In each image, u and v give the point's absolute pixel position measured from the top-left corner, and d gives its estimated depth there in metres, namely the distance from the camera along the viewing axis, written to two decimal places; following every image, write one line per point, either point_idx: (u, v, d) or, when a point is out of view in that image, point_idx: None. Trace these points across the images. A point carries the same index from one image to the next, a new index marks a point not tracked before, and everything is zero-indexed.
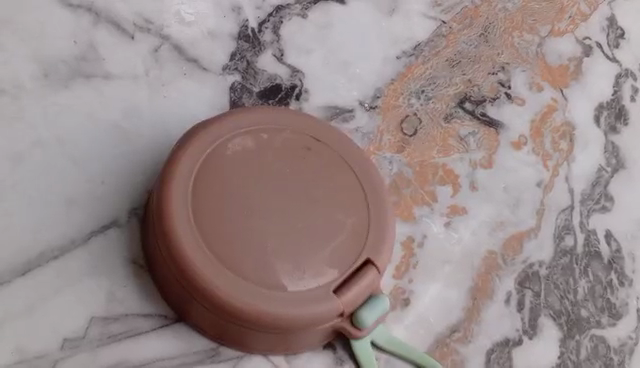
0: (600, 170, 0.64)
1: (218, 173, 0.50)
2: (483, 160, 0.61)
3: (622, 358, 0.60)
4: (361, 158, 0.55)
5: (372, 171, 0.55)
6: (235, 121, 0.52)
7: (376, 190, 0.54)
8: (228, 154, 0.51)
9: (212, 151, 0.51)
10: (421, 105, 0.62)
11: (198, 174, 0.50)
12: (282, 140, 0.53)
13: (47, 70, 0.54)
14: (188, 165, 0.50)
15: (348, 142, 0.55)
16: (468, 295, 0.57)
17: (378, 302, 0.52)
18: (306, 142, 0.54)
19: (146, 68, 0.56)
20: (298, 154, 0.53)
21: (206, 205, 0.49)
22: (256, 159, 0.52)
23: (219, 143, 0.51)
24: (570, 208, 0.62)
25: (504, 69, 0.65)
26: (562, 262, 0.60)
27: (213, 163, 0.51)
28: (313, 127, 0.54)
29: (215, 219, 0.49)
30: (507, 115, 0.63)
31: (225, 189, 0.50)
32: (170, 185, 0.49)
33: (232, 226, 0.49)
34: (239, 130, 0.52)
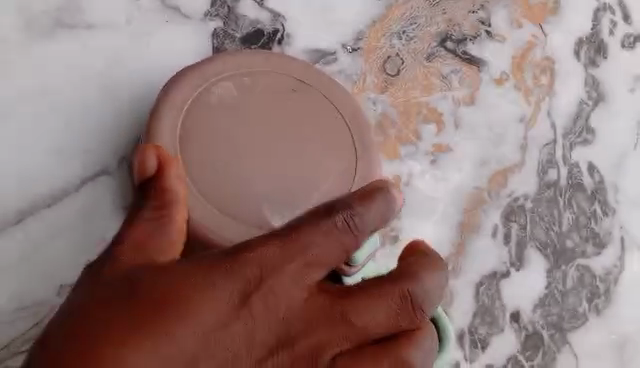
0: (581, 104, 0.65)
1: (204, 121, 0.50)
2: (466, 97, 0.62)
3: (607, 286, 0.62)
4: (343, 96, 0.55)
5: (358, 112, 0.55)
6: (218, 66, 0.52)
7: (360, 127, 0.55)
8: (212, 101, 0.51)
9: (195, 98, 0.51)
10: (403, 46, 0.61)
11: (184, 121, 0.50)
12: (264, 83, 0.53)
13: (29, 22, 0.53)
14: (173, 114, 0.50)
15: (332, 83, 0.55)
16: (456, 230, 0.59)
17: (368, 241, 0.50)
18: (288, 82, 0.54)
19: (128, 16, 0.55)
20: (281, 96, 0.53)
21: (195, 153, 0.50)
22: (241, 104, 0.52)
23: (203, 90, 0.51)
24: (553, 142, 0.63)
25: (484, 7, 0.64)
26: (547, 194, 0.61)
27: (198, 110, 0.51)
28: (293, 67, 0.54)
29: (204, 166, 0.50)
30: (488, 52, 0.63)
31: (213, 135, 0.50)
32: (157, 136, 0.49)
33: (222, 173, 0.50)
34: (223, 76, 0.52)
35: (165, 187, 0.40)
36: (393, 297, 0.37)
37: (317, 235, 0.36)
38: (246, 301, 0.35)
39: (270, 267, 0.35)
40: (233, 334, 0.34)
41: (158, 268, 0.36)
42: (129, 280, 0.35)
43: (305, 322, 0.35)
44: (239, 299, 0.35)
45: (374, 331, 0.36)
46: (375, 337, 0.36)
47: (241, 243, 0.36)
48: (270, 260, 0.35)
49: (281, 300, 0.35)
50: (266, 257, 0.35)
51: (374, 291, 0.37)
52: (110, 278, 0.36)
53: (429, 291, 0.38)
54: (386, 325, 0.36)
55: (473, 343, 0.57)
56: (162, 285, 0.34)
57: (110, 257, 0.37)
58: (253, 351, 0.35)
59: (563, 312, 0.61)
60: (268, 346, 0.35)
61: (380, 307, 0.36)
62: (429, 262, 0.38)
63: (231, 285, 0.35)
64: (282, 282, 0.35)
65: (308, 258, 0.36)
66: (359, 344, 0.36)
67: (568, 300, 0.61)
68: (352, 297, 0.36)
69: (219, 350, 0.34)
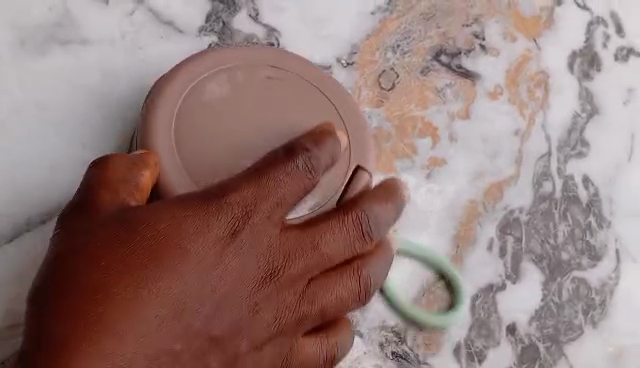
0: (575, 117, 0.65)
1: (198, 114, 0.51)
2: (461, 111, 0.62)
3: (603, 298, 0.62)
4: (336, 88, 0.55)
5: (353, 106, 0.55)
6: (212, 60, 0.52)
7: (353, 118, 0.55)
8: (206, 95, 0.51)
9: (189, 92, 0.51)
10: (397, 60, 0.62)
11: (177, 114, 0.50)
12: (258, 75, 0.53)
13: (24, 38, 0.53)
14: (166, 108, 0.50)
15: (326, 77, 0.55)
16: (452, 242, 0.59)
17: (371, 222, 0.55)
18: (283, 75, 0.54)
19: (122, 32, 0.56)
20: (275, 90, 0.53)
21: (188, 145, 0.50)
22: (234, 97, 0.52)
23: (197, 85, 0.51)
24: (548, 154, 0.63)
25: (478, 20, 0.64)
26: (542, 207, 0.62)
27: (192, 104, 0.51)
28: (287, 59, 0.54)
29: (199, 157, 0.50)
30: (482, 66, 0.64)
31: (206, 128, 0.51)
32: (151, 130, 0.49)
33: (213, 164, 0.50)
34: (217, 70, 0.52)
35: (122, 156, 0.45)
36: (351, 224, 0.47)
37: (281, 177, 0.44)
38: (233, 235, 0.43)
39: (248, 206, 0.43)
40: (231, 262, 0.43)
41: (140, 211, 0.42)
42: (120, 222, 0.41)
43: (283, 252, 0.44)
44: (229, 234, 0.43)
45: (336, 255, 0.46)
46: (339, 259, 0.47)
47: (218, 186, 0.44)
48: (247, 201, 0.43)
49: (263, 232, 0.44)
50: (244, 197, 0.43)
51: (334, 220, 0.47)
52: (95, 224, 0.41)
53: (381, 216, 0.48)
54: (349, 247, 0.47)
55: (470, 356, 0.57)
56: (162, 228, 0.41)
57: (92, 202, 0.42)
58: (249, 275, 0.43)
59: (559, 324, 0.60)
60: (260, 272, 0.44)
61: (342, 234, 0.46)
62: (384, 193, 0.49)
63: (222, 220, 0.43)
64: (258, 219, 0.44)
65: (278, 196, 0.44)
66: (325, 266, 0.46)
67: (563, 312, 0.61)
68: (315, 227, 0.46)
69: (221, 274, 0.42)
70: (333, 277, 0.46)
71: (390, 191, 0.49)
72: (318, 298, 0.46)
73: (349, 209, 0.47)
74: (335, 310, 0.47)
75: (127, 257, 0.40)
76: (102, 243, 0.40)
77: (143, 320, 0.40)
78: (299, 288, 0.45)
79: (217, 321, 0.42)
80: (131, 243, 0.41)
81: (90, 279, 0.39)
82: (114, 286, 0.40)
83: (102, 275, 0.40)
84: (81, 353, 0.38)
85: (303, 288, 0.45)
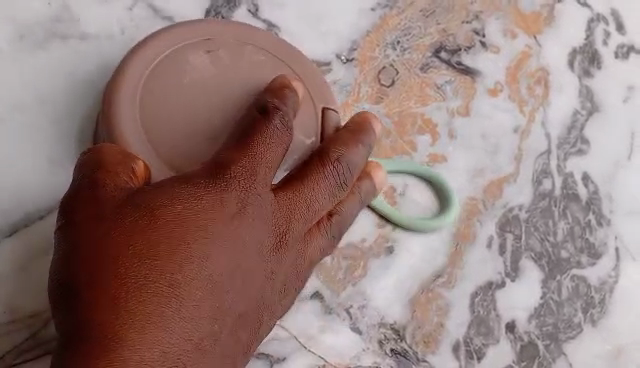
0: (575, 114, 0.65)
1: (171, 81, 0.50)
2: (460, 108, 0.62)
3: (602, 296, 0.62)
4: (298, 58, 0.55)
5: (324, 89, 0.55)
6: (176, 33, 0.51)
7: (317, 89, 0.55)
8: (182, 65, 0.51)
9: (163, 59, 0.51)
10: (397, 56, 0.62)
11: (148, 79, 0.50)
12: (224, 49, 0.53)
13: (23, 33, 0.53)
14: (139, 71, 0.50)
15: (301, 59, 0.55)
16: (451, 239, 0.58)
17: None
18: (248, 46, 0.53)
19: (122, 27, 0.56)
20: (241, 61, 0.53)
21: (154, 118, 0.49)
22: (200, 69, 0.51)
23: (163, 58, 0.51)
24: (548, 152, 0.63)
25: (478, 17, 0.65)
26: (542, 205, 0.61)
27: (164, 70, 0.50)
28: (252, 30, 0.54)
29: (166, 123, 0.49)
30: (482, 63, 0.64)
31: (172, 100, 0.50)
32: (116, 103, 0.48)
33: (180, 136, 0.50)
34: (194, 41, 0.52)
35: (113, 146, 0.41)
36: (332, 176, 0.47)
37: (267, 139, 0.43)
38: (244, 207, 0.41)
39: (250, 176, 0.41)
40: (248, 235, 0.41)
41: (147, 192, 0.39)
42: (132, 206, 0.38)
43: (283, 216, 0.44)
44: (239, 207, 0.41)
45: (324, 210, 0.46)
46: (325, 213, 0.47)
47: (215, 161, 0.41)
48: (248, 168, 0.42)
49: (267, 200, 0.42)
50: (247, 165, 0.42)
51: (316, 174, 0.46)
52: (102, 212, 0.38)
53: (353, 159, 0.49)
54: (333, 199, 0.47)
55: (468, 353, 0.57)
56: (180, 209, 0.39)
57: (98, 186, 0.38)
58: (264, 244, 0.42)
59: (558, 322, 0.60)
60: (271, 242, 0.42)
61: (328, 189, 0.46)
62: (353, 137, 0.50)
63: (235, 195, 0.41)
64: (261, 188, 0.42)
65: (271, 160, 0.43)
66: (315, 222, 0.46)
67: (563, 310, 0.61)
68: (303, 185, 0.45)
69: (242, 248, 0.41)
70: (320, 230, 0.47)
71: (359, 133, 0.50)
72: (312, 256, 0.46)
73: (328, 160, 0.47)
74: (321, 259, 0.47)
75: (149, 244, 0.38)
76: (117, 232, 0.37)
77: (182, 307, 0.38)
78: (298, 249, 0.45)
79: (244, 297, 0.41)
80: (151, 230, 0.38)
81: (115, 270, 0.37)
82: (144, 274, 0.37)
83: (126, 266, 0.37)
84: (129, 344, 0.36)
85: (300, 248, 0.45)
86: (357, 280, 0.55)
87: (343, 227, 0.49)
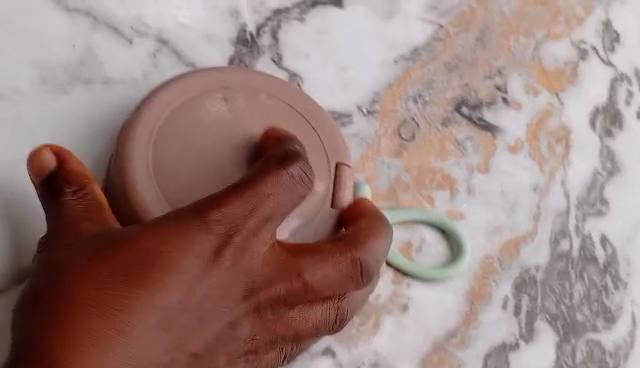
0: (596, 174, 0.65)
1: (186, 126, 0.51)
2: (480, 164, 0.62)
3: (617, 361, 0.62)
4: (315, 110, 0.56)
5: (337, 142, 0.56)
6: (193, 82, 0.53)
7: (331, 141, 0.56)
8: (197, 111, 0.52)
9: (180, 105, 0.52)
10: (419, 110, 0.62)
11: (163, 123, 0.51)
12: (242, 96, 0.54)
13: (46, 75, 0.53)
14: (153, 116, 0.51)
15: (317, 110, 0.56)
16: (466, 299, 0.58)
17: (366, 188, 0.57)
18: (265, 95, 0.55)
19: (144, 72, 0.57)
20: (258, 109, 0.54)
21: (165, 158, 0.50)
22: (217, 115, 0.52)
23: (180, 105, 0.52)
24: (566, 212, 0.63)
25: (501, 73, 0.65)
26: (559, 266, 0.61)
27: (180, 114, 0.52)
28: (269, 81, 0.55)
29: (177, 166, 0.50)
30: (503, 119, 0.64)
31: (185, 143, 0.51)
32: (130, 144, 0.50)
33: (190, 178, 0.50)
34: (211, 89, 0.53)
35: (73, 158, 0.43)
36: (346, 262, 0.43)
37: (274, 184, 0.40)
38: (221, 253, 0.38)
39: (241, 223, 0.38)
40: (209, 283, 0.38)
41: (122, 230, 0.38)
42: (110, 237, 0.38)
43: (269, 275, 0.40)
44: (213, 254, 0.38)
45: (328, 287, 0.43)
46: (322, 293, 0.43)
47: (207, 200, 0.39)
48: (243, 215, 0.38)
49: (253, 252, 0.39)
50: (238, 212, 0.38)
51: (326, 256, 0.43)
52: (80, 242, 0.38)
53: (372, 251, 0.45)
54: (339, 281, 0.43)
55: None
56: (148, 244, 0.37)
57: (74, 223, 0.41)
58: (231, 295, 0.39)
59: None
60: (244, 292, 0.39)
61: (329, 270, 0.43)
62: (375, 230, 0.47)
63: (210, 242, 0.38)
64: (258, 234, 0.39)
65: (277, 213, 0.40)
66: (311, 297, 0.42)
67: None
68: (306, 255, 0.42)
69: (197, 300, 0.37)
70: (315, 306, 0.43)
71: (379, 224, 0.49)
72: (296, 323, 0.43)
73: (346, 250, 0.44)
74: (310, 331, 0.44)
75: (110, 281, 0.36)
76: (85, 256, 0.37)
77: (117, 344, 0.35)
78: (280, 311, 0.41)
79: (178, 352, 0.37)
80: (113, 259, 0.36)
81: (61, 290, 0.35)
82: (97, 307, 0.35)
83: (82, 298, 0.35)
84: None
85: (285, 312, 0.42)
86: (370, 337, 0.55)
87: (347, 312, 0.46)
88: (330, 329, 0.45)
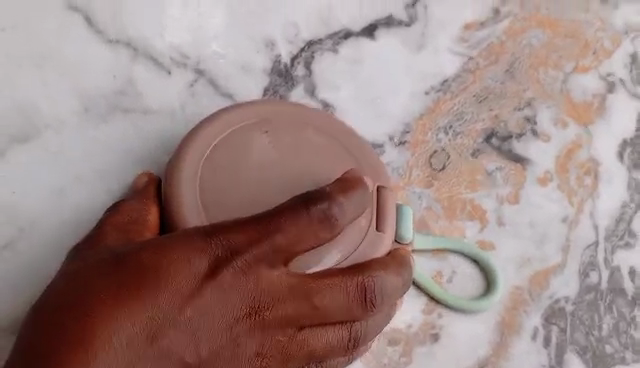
0: (624, 206, 0.65)
1: (231, 155, 0.52)
2: (510, 196, 0.63)
3: None
4: (358, 140, 0.56)
5: (381, 174, 0.56)
6: (241, 112, 0.54)
7: (373, 169, 0.56)
8: (242, 141, 0.53)
9: (227, 134, 0.53)
10: (449, 141, 0.63)
11: (209, 153, 0.52)
12: (286, 126, 0.54)
13: (88, 105, 0.56)
14: (200, 145, 0.52)
15: (359, 142, 0.56)
16: (496, 329, 0.59)
17: (408, 211, 0.57)
18: (308, 124, 0.55)
19: (182, 102, 0.58)
20: (301, 141, 0.54)
21: (210, 187, 0.51)
22: (260, 144, 0.53)
23: (227, 135, 0.53)
24: (595, 244, 0.63)
25: (530, 104, 0.66)
26: (587, 298, 0.61)
27: (226, 144, 0.53)
28: (312, 110, 0.56)
29: (220, 194, 0.51)
30: (533, 152, 0.64)
31: (231, 173, 0.52)
32: (179, 174, 0.51)
33: (238, 208, 0.51)
34: (255, 119, 0.54)
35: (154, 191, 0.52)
36: (353, 287, 0.46)
37: (288, 218, 0.44)
38: (218, 274, 0.42)
39: (245, 248, 0.43)
40: (205, 303, 0.42)
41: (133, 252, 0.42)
42: (115, 254, 0.43)
43: (279, 295, 0.43)
44: (211, 273, 0.42)
45: (333, 312, 0.45)
46: (331, 316, 0.45)
47: (219, 227, 0.44)
48: (247, 241, 0.43)
49: (259, 273, 0.43)
50: (244, 236, 0.43)
51: (334, 279, 0.45)
52: (91, 257, 0.44)
53: (384, 282, 0.47)
54: (342, 304, 0.45)
55: None
56: (151, 260, 0.42)
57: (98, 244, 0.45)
58: (230, 313, 0.43)
59: None
60: (245, 311, 0.43)
61: (338, 292, 0.45)
62: (397, 267, 0.49)
63: (203, 261, 0.42)
64: (262, 260, 0.43)
65: (285, 240, 0.44)
66: (318, 319, 0.45)
67: None
68: (317, 278, 0.45)
69: (190, 315, 0.42)
70: (324, 329, 0.46)
71: (403, 264, 0.50)
72: (309, 342, 0.45)
73: (354, 276, 0.46)
74: (323, 352, 0.46)
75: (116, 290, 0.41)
76: (94, 268, 0.42)
77: (106, 348, 0.40)
78: (289, 332, 0.44)
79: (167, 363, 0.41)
80: (118, 270, 0.41)
81: (75, 291, 0.41)
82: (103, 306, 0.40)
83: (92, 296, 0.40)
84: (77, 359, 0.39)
85: (294, 332, 0.45)
86: (402, 366, 0.57)
87: (362, 333, 0.47)
88: (343, 353, 0.47)
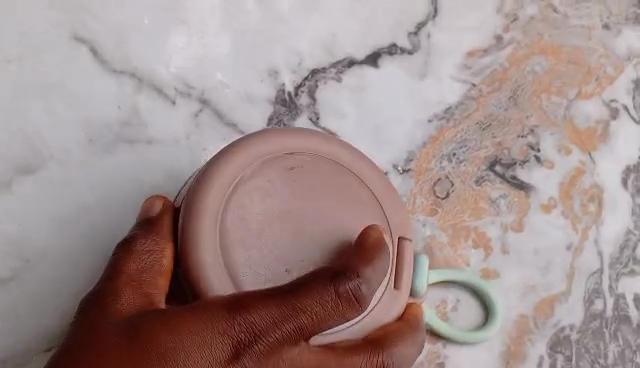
0: (627, 233, 0.65)
1: (253, 195, 0.50)
2: (514, 223, 0.63)
3: None
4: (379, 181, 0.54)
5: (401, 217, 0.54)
6: (265, 147, 0.51)
7: (392, 210, 0.54)
8: (265, 178, 0.51)
9: (250, 170, 0.50)
10: (453, 169, 0.63)
11: (231, 192, 0.49)
12: (309, 165, 0.52)
13: (92, 136, 0.56)
14: (224, 183, 0.49)
15: (381, 183, 0.54)
16: (501, 358, 0.60)
17: (424, 260, 0.56)
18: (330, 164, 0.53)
19: (187, 132, 0.58)
20: (325, 180, 0.52)
21: (231, 231, 0.49)
22: (285, 184, 0.51)
23: (250, 175, 0.50)
24: (599, 271, 0.63)
25: (533, 131, 0.66)
26: (593, 325, 0.62)
27: (248, 182, 0.50)
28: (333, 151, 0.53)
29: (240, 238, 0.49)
30: (537, 179, 0.65)
31: (252, 215, 0.49)
32: (200, 221, 0.48)
33: (258, 253, 0.49)
34: (280, 154, 0.52)
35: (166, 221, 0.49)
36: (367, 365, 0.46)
37: (316, 296, 0.42)
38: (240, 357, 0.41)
39: (270, 329, 0.41)
40: None
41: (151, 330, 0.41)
42: (132, 329, 0.42)
43: None
44: (232, 358, 0.41)
45: None
46: None
47: (243, 302, 0.42)
48: (273, 321, 0.41)
49: (284, 356, 0.42)
50: (271, 317, 0.41)
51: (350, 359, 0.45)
52: (110, 323, 0.42)
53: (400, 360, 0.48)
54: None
55: None
56: (173, 347, 0.41)
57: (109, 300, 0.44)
58: None
59: None
60: None
61: None
62: (409, 336, 0.50)
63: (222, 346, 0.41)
64: (286, 341, 0.41)
65: (317, 321, 0.41)
66: None
67: None
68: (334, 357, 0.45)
69: None
70: None
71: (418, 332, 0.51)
72: None
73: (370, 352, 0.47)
74: None
75: None
76: (109, 343, 0.41)
77: None
78: None
79: None
80: (134, 352, 0.41)
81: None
82: None
83: None
84: None
85: None
86: None
87: None
88: None
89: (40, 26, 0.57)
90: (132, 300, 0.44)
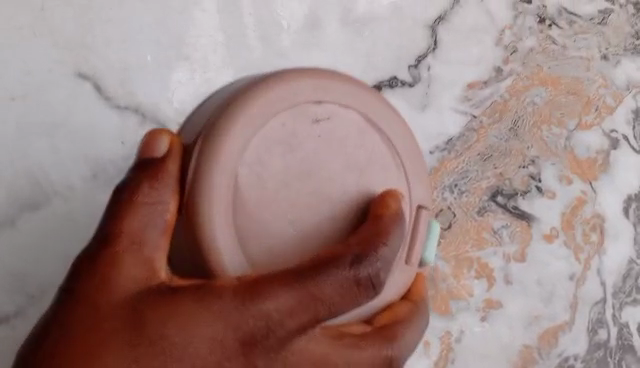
0: (631, 263, 0.68)
1: (270, 149, 0.46)
2: (516, 253, 0.65)
3: None
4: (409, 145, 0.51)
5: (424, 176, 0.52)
6: (294, 91, 0.47)
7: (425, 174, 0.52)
8: (284, 129, 0.46)
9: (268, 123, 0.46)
10: (455, 199, 0.64)
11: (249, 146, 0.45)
12: (333, 117, 0.48)
13: (97, 171, 0.57)
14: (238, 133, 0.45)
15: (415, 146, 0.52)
16: None
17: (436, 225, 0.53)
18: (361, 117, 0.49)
19: None
20: (352, 137, 0.48)
21: (242, 193, 0.45)
22: (309, 140, 0.47)
23: (269, 127, 0.46)
24: (603, 300, 0.67)
25: (534, 162, 0.66)
26: (597, 355, 0.66)
27: (265, 134, 0.46)
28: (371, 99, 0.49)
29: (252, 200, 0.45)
30: (539, 209, 0.66)
31: (266, 175, 0.46)
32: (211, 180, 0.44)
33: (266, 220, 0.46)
34: (309, 101, 0.47)
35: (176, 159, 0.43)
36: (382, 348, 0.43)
37: (339, 275, 0.39)
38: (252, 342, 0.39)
39: (287, 314, 0.38)
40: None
41: (160, 312, 0.39)
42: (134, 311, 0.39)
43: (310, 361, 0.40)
44: (242, 344, 0.39)
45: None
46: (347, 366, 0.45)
47: (260, 281, 0.39)
48: (291, 306, 0.38)
49: (289, 348, 0.39)
50: (283, 306, 0.38)
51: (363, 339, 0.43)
52: (108, 305, 0.39)
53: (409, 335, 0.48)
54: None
55: None
56: (177, 332, 0.38)
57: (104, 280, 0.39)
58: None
59: None
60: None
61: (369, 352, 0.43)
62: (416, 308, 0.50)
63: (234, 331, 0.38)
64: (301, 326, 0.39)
65: (330, 309, 0.39)
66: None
67: None
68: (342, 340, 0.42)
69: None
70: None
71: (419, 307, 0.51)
72: None
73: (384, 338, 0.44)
74: None
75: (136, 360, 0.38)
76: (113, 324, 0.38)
77: None
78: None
79: None
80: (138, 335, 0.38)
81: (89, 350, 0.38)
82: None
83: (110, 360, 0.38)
84: None
85: None
86: None
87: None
88: None
89: (43, 63, 0.54)
90: (129, 284, 0.40)
